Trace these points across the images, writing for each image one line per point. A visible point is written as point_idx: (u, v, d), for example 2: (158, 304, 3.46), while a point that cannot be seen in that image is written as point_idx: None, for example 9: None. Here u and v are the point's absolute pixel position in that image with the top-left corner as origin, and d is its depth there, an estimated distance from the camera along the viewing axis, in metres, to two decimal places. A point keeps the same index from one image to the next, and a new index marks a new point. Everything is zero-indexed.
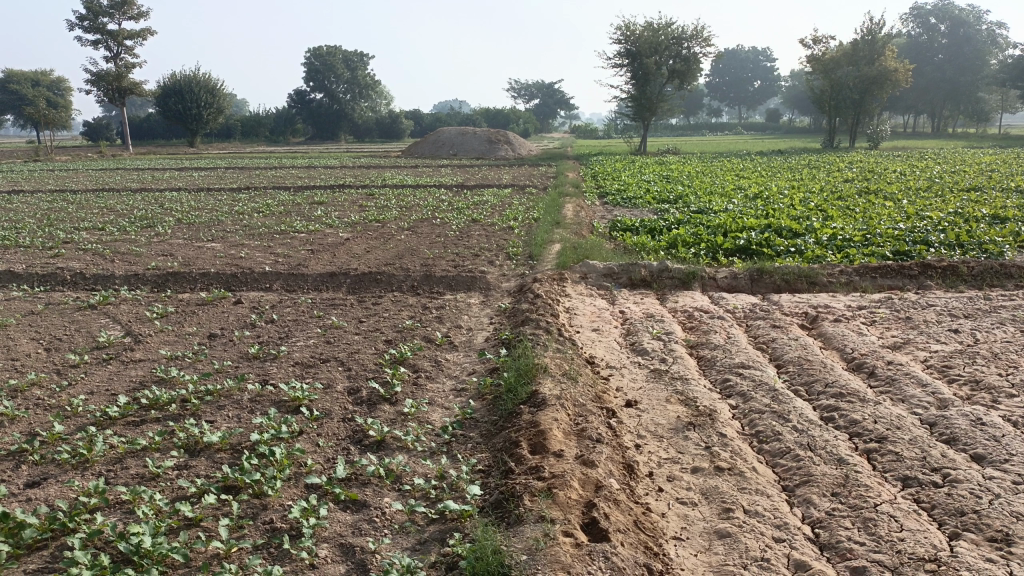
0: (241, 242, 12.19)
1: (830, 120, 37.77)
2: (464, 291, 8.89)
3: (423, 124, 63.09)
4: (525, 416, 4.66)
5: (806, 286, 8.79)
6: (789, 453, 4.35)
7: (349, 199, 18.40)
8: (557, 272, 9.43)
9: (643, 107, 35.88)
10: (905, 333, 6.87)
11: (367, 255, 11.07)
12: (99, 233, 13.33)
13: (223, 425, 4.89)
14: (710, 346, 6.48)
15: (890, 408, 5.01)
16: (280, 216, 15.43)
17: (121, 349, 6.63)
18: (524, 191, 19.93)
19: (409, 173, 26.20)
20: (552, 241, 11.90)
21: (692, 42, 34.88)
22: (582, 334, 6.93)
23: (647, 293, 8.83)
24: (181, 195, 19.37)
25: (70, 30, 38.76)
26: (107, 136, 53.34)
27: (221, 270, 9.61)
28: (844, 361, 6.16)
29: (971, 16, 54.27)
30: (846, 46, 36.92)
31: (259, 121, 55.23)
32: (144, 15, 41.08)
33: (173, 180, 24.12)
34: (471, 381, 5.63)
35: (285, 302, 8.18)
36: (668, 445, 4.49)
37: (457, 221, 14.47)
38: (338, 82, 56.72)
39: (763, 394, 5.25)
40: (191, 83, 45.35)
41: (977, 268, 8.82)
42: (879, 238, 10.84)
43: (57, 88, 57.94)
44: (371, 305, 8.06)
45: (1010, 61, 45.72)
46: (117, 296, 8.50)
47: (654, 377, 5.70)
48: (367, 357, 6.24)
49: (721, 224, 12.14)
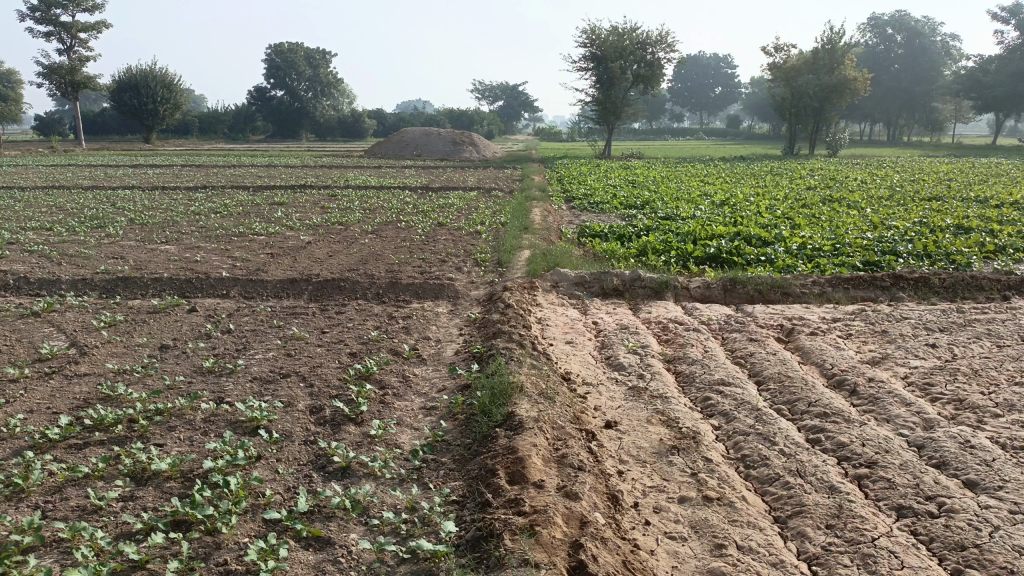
0: (197, 245, 11.73)
1: (790, 127, 38.21)
2: (431, 299, 8.59)
3: (386, 124, 62.51)
4: (500, 441, 4.40)
5: (780, 296, 8.66)
6: (778, 480, 4.15)
7: (310, 200, 17.92)
8: (528, 280, 9.18)
9: (607, 111, 36.02)
10: (883, 347, 6.74)
11: (330, 260, 10.69)
12: (47, 233, 12.74)
13: (174, 450, 4.53)
14: (687, 360, 6.28)
15: (877, 429, 4.84)
16: (239, 217, 14.97)
17: (65, 362, 6.19)
18: (490, 194, 19.66)
19: (373, 174, 25.78)
20: (520, 247, 11.64)
21: (657, 47, 34.95)
22: (556, 347, 6.68)
23: (620, 303, 8.62)
24: (135, 193, 18.70)
25: (20, 21, 37.47)
26: (58, 130, 51.85)
27: (176, 275, 9.16)
28: (825, 377, 5.99)
29: (926, 27, 55.36)
30: (806, 55, 37.36)
31: (218, 117, 54.08)
32: (98, 6, 39.85)
33: (128, 177, 23.36)
34: (441, 399, 5.33)
35: (243, 311, 7.79)
36: (653, 471, 4.26)
37: (423, 225, 14.15)
38: (300, 79, 55.90)
39: (747, 413, 5.05)
40: (148, 78, 44.17)
41: (948, 280, 8.78)
42: (848, 247, 10.79)
43: (7, 79, 56.21)
44: (335, 314, 7.72)
45: (964, 73, 46.75)
46: (63, 303, 8.02)
47: (633, 395, 5.47)
48: (330, 372, 5.90)
49: (690, 231, 12.01)
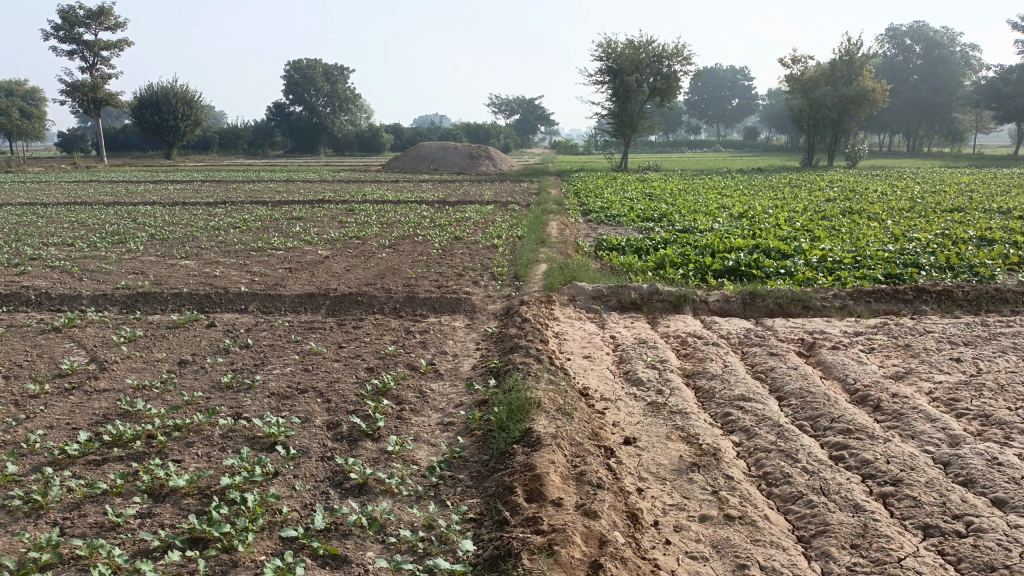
0: (216, 260, 11.81)
1: (809, 139, 37.98)
2: (448, 313, 8.57)
3: (404, 138, 62.98)
4: (518, 457, 4.36)
5: (800, 310, 8.57)
6: (801, 498, 4.08)
7: (328, 214, 18.04)
8: (545, 294, 9.15)
9: (624, 124, 36.03)
10: (906, 362, 6.63)
11: (347, 274, 10.72)
12: (69, 249, 12.88)
13: (192, 466, 4.53)
14: (707, 375, 6.21)
15: (901, 446, 4.76)
16: (257, 232, 15.06)
17: (85, 378, 6.22)
18: (507, 208, 19.67)
19: (390, 188, 25.92)
20: (537, 261, 11.60)
21: (673, 60, 34.95)
22: (573, 361, 6.64)
23: (637, 317, 8.57)
24: (156, 209, 18.90)
25: (45, 40, 38.19)
26: (81, 146, 52.72)
27: (195, 290, 9.22)
28: (847, 393, 5.89)
29: (946, 37, 54.91)
30: (824, 66, 37.19)
31: (238, 133, 54.62)
32: (121, 25, 40.50)
33: (148, 192, 23.67)
34: (458, 415, 5.30)
35: (262, 326, 7.81)
36: (672, 488, 4.20)
37: (440, 239, 14.17)
38: (319, 95, 56.39)
39: (769, 430, 4.98)
40: (169, 95, 44.74)
41: (972, 293, 8.65)
42: (869, 260, 10.67)
43: (31, 98, 57.28)
44: (352, 328, 7.72)
45: (984, 83, 46.36)
46: (83, 318, 8.08)
47: (652, 411, 5.40)
48: (347, 387, 5.88)
49: (709, 244, 11.93)
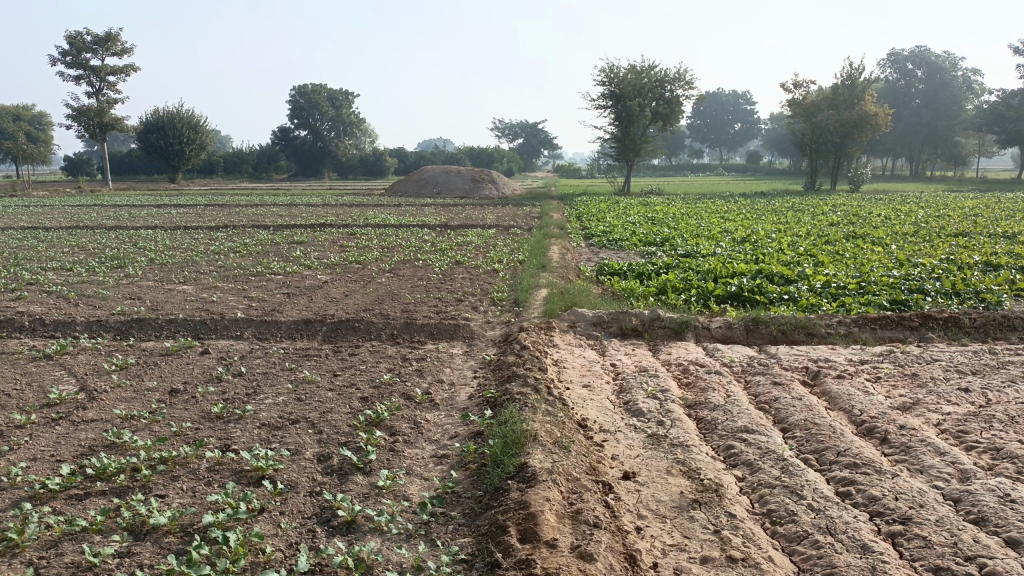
0: (214, 285, 11.71)
1: (811, 163, 37.96)
2: (446, 340, 8.45)
3: (408, 162, 63.30)
4: (512, 494, 4.21)
5: (804, 337, 8.42)
6: (807, 538, 3.92)
7: (329, 238, 17.97)
8: (544, 320, 9.03)
9: (626, 148, 36.08)
10: (913, 392, 6.47)
11: (345, 300, 10.61)
12: (67, 273, 12.81)
13: (176, 501, 4.39)
14: (709, 406, 6.05)
15: (910, 481, 4.60)
16: (257, 256, 14.98)
17: (72, 407, 6.09)
18: (509, 232, 19.60)
19: (392, 212, 25.90)
20: (538, 286, 11.49)
21: (675, 85, 35.06)
22: (572, 391, 6.48)
23: (639, 344, 8.42)
24: (157, 233, 18.87)
25: (53, 65, 38.54)
26: (87, 170, 53.05)
27: (191, 315, 9.12)
28: (853, 424, 5.73)
29: (947, 62, 55.04)
30: (826, 90, 37.25)
31: (242, 157, 54.87)
32: (127, 50, 40.86)
33: (150, 217, 23.67)
34: (452, 446, 5.15)
35: (256, 353, 7.68)
36: (673, 527, 4.04)
37: (440, 263, 14.07)
38: (323, 119, 56.73)
39: (773, 464, 4.81)
40: (175, 119, 45.04)
41: (979, 320, 8.49)
42: (874, 285, 10.53)
43: (38, 123, 57.73)
44: (348, 356, 7.59)
45: (987, 107, 46.38)
46: (75, 345, 7.97)
47: (652, 443, 5.25)
48: (340, 418, 5.74)
49: (711, 269, 11.81)
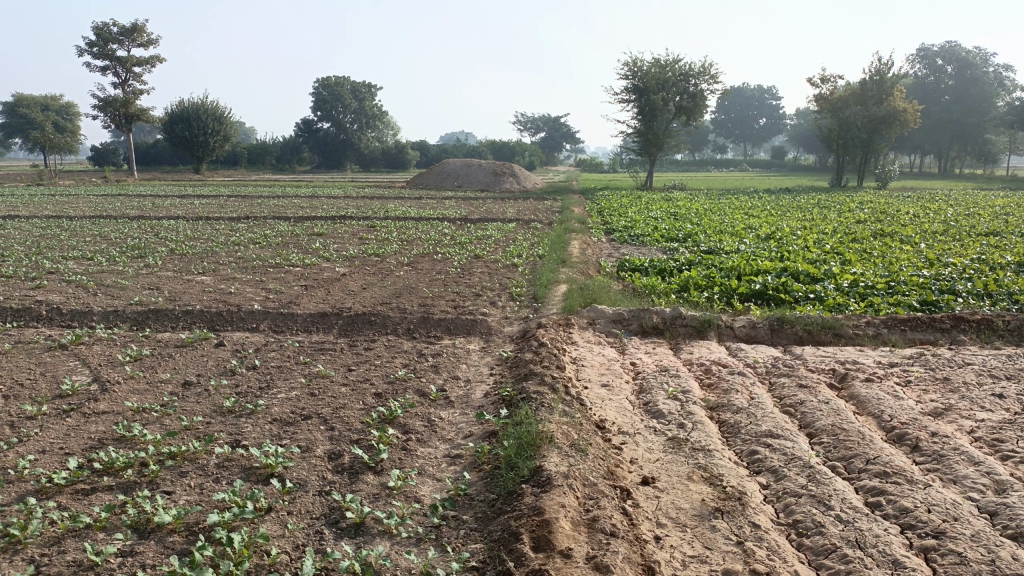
0: (232, 276, 11.67)
1: (838, 159, 37.39)
2: (462, 335, 8.31)
3: (430, 155, 63.43)
4: (527, 499, 4.06)
5: (831, 338, 8.19)
6: (835, 552, 3.74)
7: (349, 231, 17.92)
8: (564, 316, 8.86)
9: (649, 142, 35.71)
10: (945, 397, 6.23)
11: (363, 293, 10.51)
12: (88, 262, 12.85)
13: (183, 498, 4.30)
14: (732, 408, 5.86)
15: (943, 492, 4.39)
16: (277, 248, 14.95)
17: (85, 399, 6.02)
18: (530, 226, 19.45)
19: (413, 204, 25.84)
20: (557, 281, 11.33)
21: (700, 79, 34.62)
22: (591, 390, 6.32)
23: (659, 342, 8.23)
24: (179, 223, 18.92)
25: (80, 56, 38.90)
26: (113, 160, 53.62)
27: (208, 307, 9.06)
28: (883, 430, 5.52)
29: (979, 57, 53.93)
30: (854, 85, 36.62)
31: (266, 148, 55.06)
32: (154, 41, 41.15)
33: (172, 207, 23.79)
34: (466, 446, 5.01)
35: (271, 346, 7.59)
36: (693, 537, 3.87)
37: (460, 257, 13.94)
38: (346, 111, 56.82)
39: (798, 471, 4.63)
40: (199, 111, 45.31)
41: (1014, 323, 8.21)
42: (903, 285, 10.25)
43: (66, 113, 58.39)
44: (363, 350, 7.47)
45: (1019, 104, 45.43)
46: (91, 335, 7.94)
47: (673, 447, 5.08)
48: (352, 414, 5.62)
49: (735, 266, 11.57)
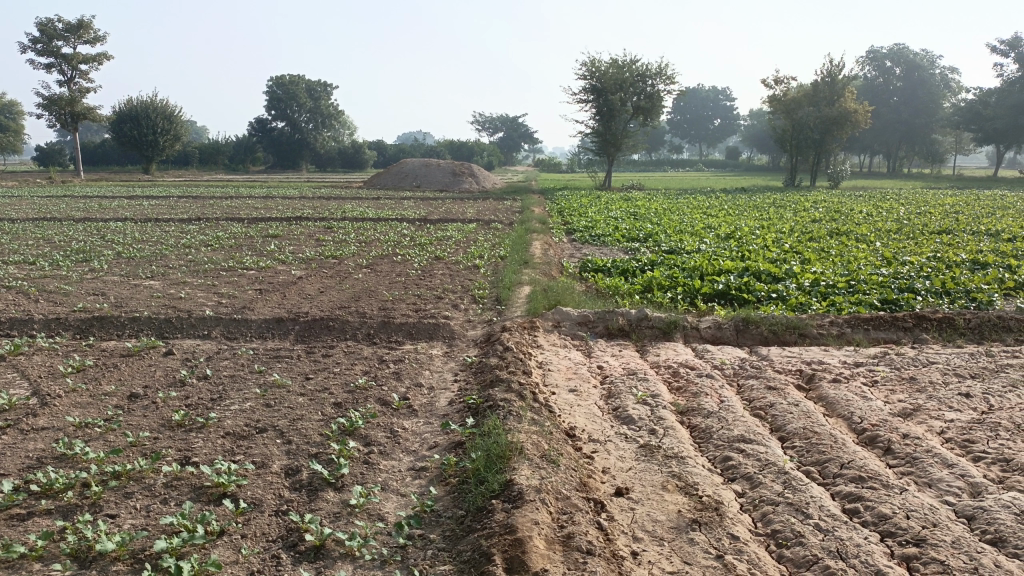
0: (183, 280, 11.24)
1: (791, 159, 37.93)
2: (425, 340, 8.08)
3: (387, 155, 62.94)
4: (497, 516, 3.87)
5: (796, 338, 8.15)
6: (817, 564, 3.63)
7: (305, 232, 17.51)
8: (528, 319, 8.68)
9: (607, 142, 35.80)
10: (913, 397, 6.21)
11: (320, 297, 10.20)
12: (29, 267, 12.28)
13: (129, 522, 4.01)
14: (702, 412, 5.74)
15: (920, 496, 4.31)
16: (230, 250, 14.51)
17: (22, 415, 5.65)
18: (490, 226, 19.26)
19: (370, 205, 25.47)
20: (520, 283, 11.14)
21: (656, 79, 34.80)
22: (558, 396, 6.15)
23: (625, 345, 8.11)
24: (127, 225, 18.29)
25: (21, 53, 37.55)
26: (58, 161, 51.96)
27: (156, 313, 8.67)
28: (854, 433, 5.45)
29: (925, 60, 55.29)
30: (806, 87, 37.16)
31: (218, 149, 53.92)
32: (100, 38, 39.95)
33: (121, 208, 23.02)
34: (432, 459, 4.80)
35: (224, 354, 7.27)
36: (671, 552, 3.72)
37: (420, 258, 13.68)
38: (301, 111, 55.89)
39: (774, 478, 4.51)
40: (148, 109, 44.09)
41: (974, 321, 8.27)
42: (863, 284, 10.31)
43: (8, 111, 56.42)
44: (321, 357, 7.20)
45: (963, 105, 46.64)
46: (31, 345, 7.51)
47: (645, 455, 4.93)
48: (311, 426, 5.36)
49: (697, 266, 11.52)
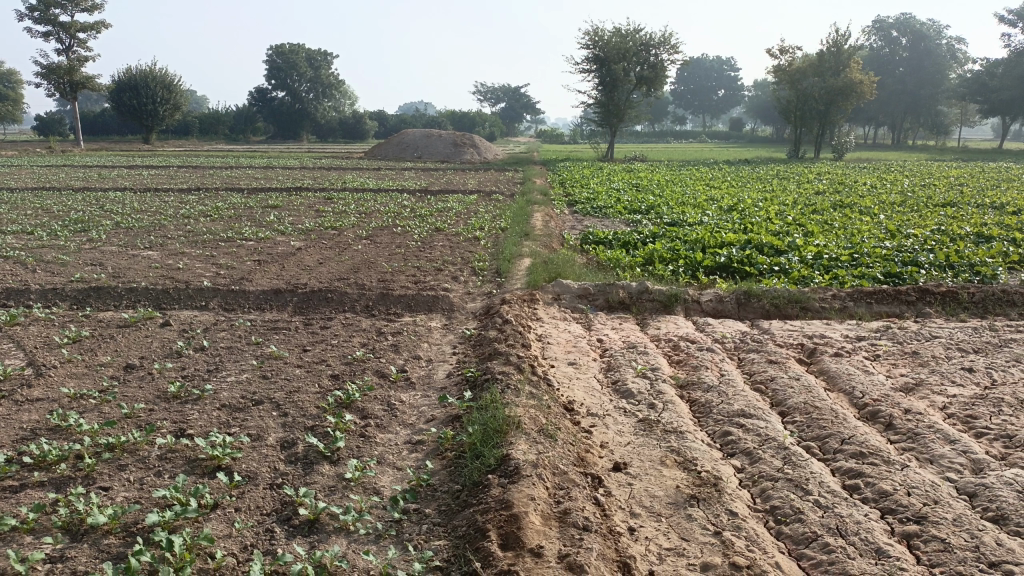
0: (181, 251, 11.16)
1: (796, 130, 37.57)
2: (424, 312, 8.01)
3: (388, 125, 62.49)
4: (493, 491, 3.83)
5: (798, 312, 8.08)
6: (816, 541, 3.60)
7: (305, 203, 17.38)
8: (528, 291, 8.61)
9: (610, 113, 35.48)
10: (915, 372, 6.14)
11: (319, 268, 10.13)
12: (27, 237, 12.20)
13: (123, 496, 3.98)
14: (702, 386, 5.69)
15: (920, 473, 4.26)
16: (229, 221, 14.40)
17: (17, 386, 5.60)
18: (491, 197, 19.13)
19: (371, 176, 25.31)
20: (520, 255, 11.05)
21: (660, 49, 34.33)
22: (557, 369, 6.10)
23: (626, 317, 8.05)
24: (126, 196, 18.17)
25: (19, 21, 37.09)
26: (58, 130, 51.65)
27: (154, 284, 8.59)
28: (855, 408, 5.40)
29: (932, 30, 54.59)
30: (812, 57, 36.65)
31: (218, 118, 53.48)
32: (98, 6, 39.41)
33: (120, 178, 22.87)
34: (429, 432, 4.76)
35: (221, 325, 7.21)
36: (669, 528, 3.69)
37: (420, 230, 13.59)
38: (301, 80, 55.35)
39: (774, 454, 4.46)
40: (147, 78, 43.67)
41: (978, 295, 8.18)
42: (866, 257, 10.21)
43: (6, 80, 55.96)
44: (319, 329, 7.15)
45: (970, 76, 46.09)
46: (28, 315, 7.46)
47: (643, 429, 4.88)
48: (307, 399, 5.31)
49: (699, 238, 11.42)
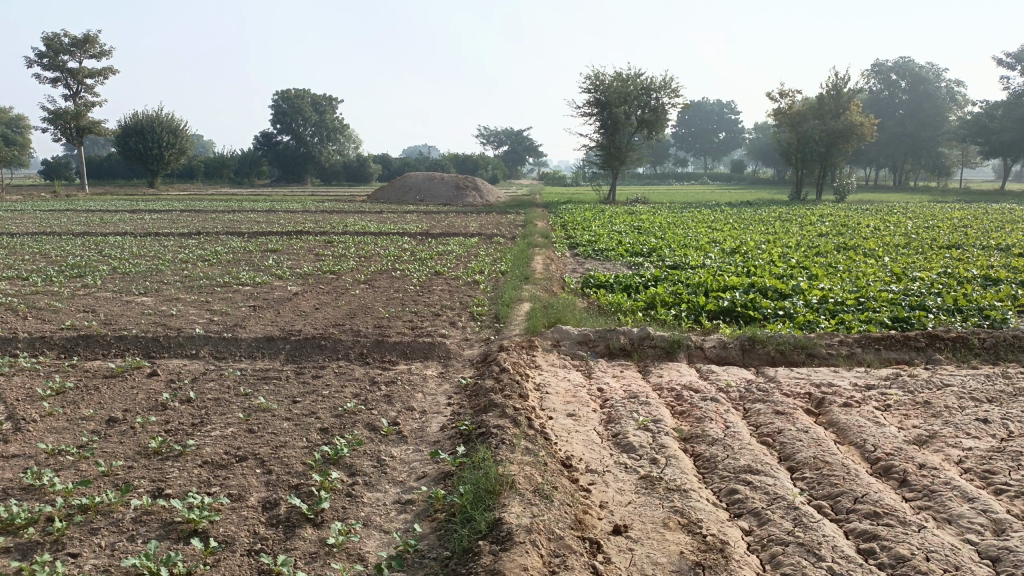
0: (176, 296, 11.00)
1: (797, 172, 37.68)
2: (419, 360, 7.81)
3: (392, 169, 62.98)
4: (483, 560, 3.59)
5: (804, 358, 7.86)
6: None
7: (305, 246, 17.30)
8: (526, 338, 8.41)
9: (611, 156, 35.66)
10: (929, 422, 5.90)
11: (315, 313, 9.95)
12: (22, 283, 12.09)
13: (92, 562, 3.75)
14: (706, 440, 5.45)
15: (939, 535, 4.01)
16: (227, 265, 14.28)
17: None
18: (492, 240, 19.04)
19: (372, 219, 25.34)
20: (520, 299, 10.88)
21: (661, 92, 34.59)
22: (555, 422, 5.86)
23: (627, 364, 7.84)
24: (126, 240, 18.11)
25: (28, 67, 37.60)
26: (64, 174, 52.06)
27: (144, 331, 8.40)
28: (867, 462, 5.15)
29: (931, 73, 55.12)
30: (812, 99, 36.87)
31: (223, 162, 53.87)
32: (106, 53, 39.96)
33: (122, 222, 22.89)
34: (419, 491, 4.53)
35: (210, 375, 7.00)
36: None
37: (419, 274, 13.45)
38: (306, 125, 55.88)
39: (783, 514, 4.22)
40: (153, 123, 44.09)
41: (989, 340, 7.96)
42: (873, 301, 10.02)
43: (15, 125, 56.63)
44: (310, 378, 6.94)
45: (970, 117, 46.36)
46: (12, 365, 7.27)
47: (645, 487, 4.65)
48: (294, 455, 5.07)
49: (701, 281, 11.24)
